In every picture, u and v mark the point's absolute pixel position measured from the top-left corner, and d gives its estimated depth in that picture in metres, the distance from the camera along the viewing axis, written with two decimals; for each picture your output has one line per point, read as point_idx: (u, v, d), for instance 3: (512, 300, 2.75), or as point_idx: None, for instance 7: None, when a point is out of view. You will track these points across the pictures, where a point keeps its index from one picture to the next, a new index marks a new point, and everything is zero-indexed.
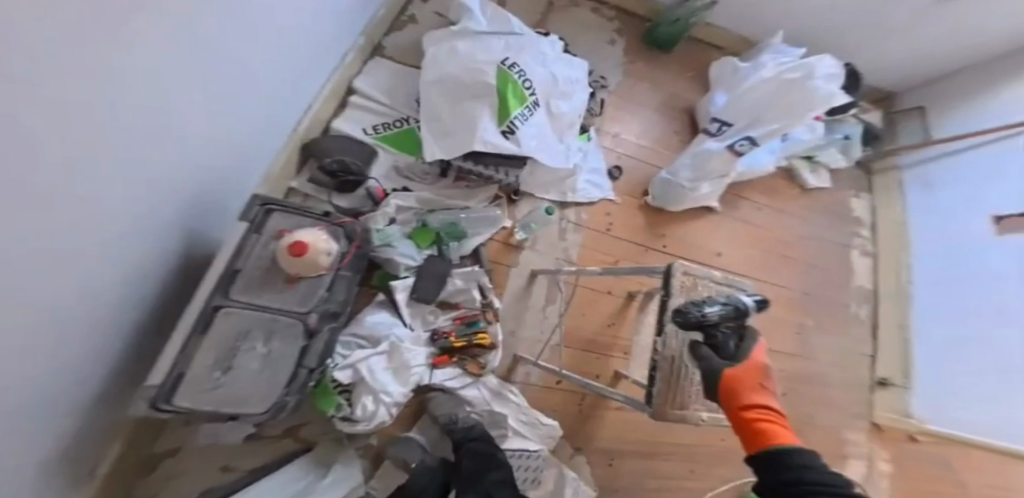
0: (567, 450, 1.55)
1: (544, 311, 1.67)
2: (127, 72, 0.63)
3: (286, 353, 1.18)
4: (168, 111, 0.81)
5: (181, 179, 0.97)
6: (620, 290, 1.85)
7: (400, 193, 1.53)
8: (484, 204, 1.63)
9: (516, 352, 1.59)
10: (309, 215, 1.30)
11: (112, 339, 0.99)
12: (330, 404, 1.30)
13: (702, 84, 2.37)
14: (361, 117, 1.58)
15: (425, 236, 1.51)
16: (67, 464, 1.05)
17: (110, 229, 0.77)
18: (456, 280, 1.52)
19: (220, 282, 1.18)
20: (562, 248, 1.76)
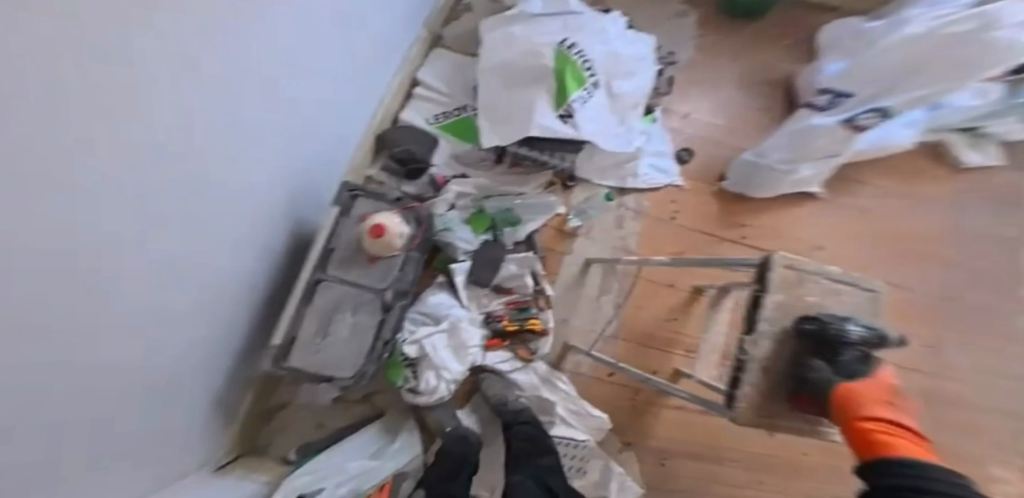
0: (615, 444, 1.52)
1: (598, 301, 1.63)
2: (160, 74, 0.68)
3: (369, 324, 1.31)
4: (210, 109, 0.86)
5: (248, 170, 1.06)
6: (682, 282, 1.74)
7: (459, 180, 1.56)
8: (541, 190, 1.62)
9: (566, 341, 1.57)
10: (387, 201, 1.38)
11: (223, 310, 1.16)
12: (398, 376, 1.37)
13: (790, 56, 2.18)
14: (423, 108, 1.64)
15: (481, 222, 1.53)
16: (210, 408, 1.28)
17: (175, 223, 0.87)
18: (510, 265, 1.52)
19: (319, 259, 1.35)
20: (619, 237, 1.71)
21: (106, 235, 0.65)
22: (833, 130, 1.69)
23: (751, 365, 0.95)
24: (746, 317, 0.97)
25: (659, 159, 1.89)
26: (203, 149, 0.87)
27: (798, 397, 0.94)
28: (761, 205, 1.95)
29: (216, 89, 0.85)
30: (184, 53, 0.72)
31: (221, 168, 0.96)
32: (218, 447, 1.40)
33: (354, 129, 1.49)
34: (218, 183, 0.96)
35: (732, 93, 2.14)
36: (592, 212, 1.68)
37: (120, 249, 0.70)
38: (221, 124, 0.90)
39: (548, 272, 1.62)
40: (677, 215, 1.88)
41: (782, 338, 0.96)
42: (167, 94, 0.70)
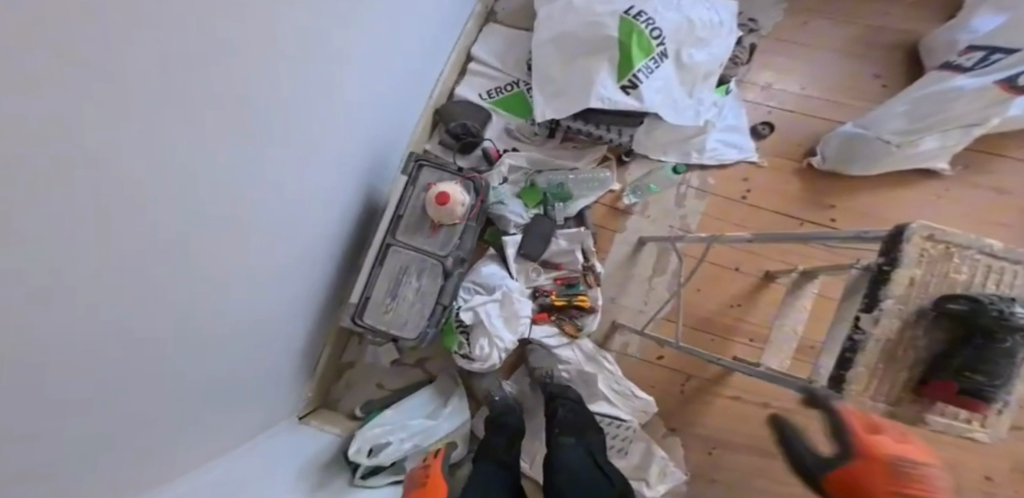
0: (659, 429, 1.48)
1: (652, 282, 1.57)
2: (270, 73, 0.77)
3: (431, 289, 1.39)
4: (310, 101, 0.95)
5: (331, 162, 1.17)
6: (749, 267, 1.67)
7: (512, 154, 1.57)
8: (594, 165, 1.59)
9: (614, 320, 1.56)
10: (449, 171, 1.42)
11: (307, 273, 1.25)
12: (453, 341, 1.45)
13: (896, 21, 1.99)
14: (477, 83, 1.66)
15: (532, 196, 1.54)
16: (292, 361, 1.38)
17: (278, 206, 0.98)
18: (560, 240, 1.52)
19: (389, 225, 1.40)
20: (677, 216, 1.63)
21: (217, 227, 0.76)
22: (982, 92, 1.43)
23: (868, 348, 0.77)
24: (864, 293, 0.78)
25: (729, 134, 1.75)
26: (296, 151, 0.97)
27: (927, 382, 0.75)
28: (844, 188, 1.80)
29: (308, 96, 0.94)
30: (285, 63, 0.81)
31: (310, 165, 1.06)
32: (301, 399, 1.50)
33: (416, 109, 1.55)
34: (307, 179, 1.07)
35: (835, 56, 1.97)
36: (650, 186, 1.62)
37: (226, 239, 0.81)
38: (311, 125, 1.00)
39: (598, 250, 1.59)
40: (749, 193, 1.74)
41: (914, 320, 0.76)
42: (267, 106, 0.80)
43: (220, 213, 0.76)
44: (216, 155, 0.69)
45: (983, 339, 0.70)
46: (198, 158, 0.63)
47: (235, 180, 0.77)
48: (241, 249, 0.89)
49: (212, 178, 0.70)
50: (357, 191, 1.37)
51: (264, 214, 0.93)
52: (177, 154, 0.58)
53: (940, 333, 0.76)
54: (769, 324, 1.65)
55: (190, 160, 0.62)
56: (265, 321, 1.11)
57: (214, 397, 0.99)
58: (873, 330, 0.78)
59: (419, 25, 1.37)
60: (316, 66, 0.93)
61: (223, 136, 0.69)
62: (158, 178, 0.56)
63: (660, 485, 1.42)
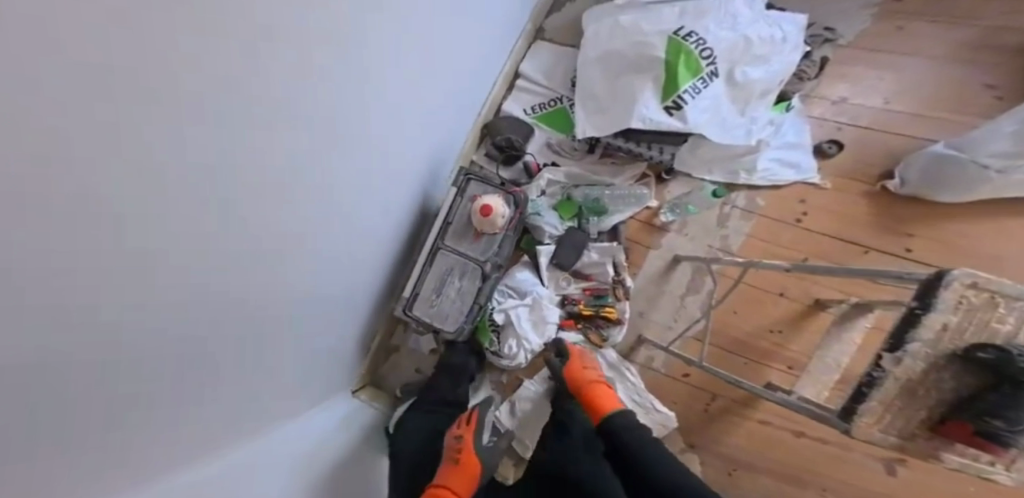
0: (678, 443, 1.54)
1: (683, 300, 1.58)
2: (298, 78, 0.87)
3: (471, 289, 1.51)
4: (346, 104, 1.06)
5: (372, 168, 1.27)
6: (795, 293, 1.62)
7: (551, 168, 1.64)
8: (633, 181, 1.61)
9: (641, 334, 1.59)
10: (494, 184, 1.53)
11: (361, 265, 1.43)
12: (486, 339, 1.57)
13: (1004, 30, 1.78)
14: (524, 98, 1.75)
15: (567, 209, 1.61)
16: (348, 344, 1.58)
17: (320, 200, 1.11)
18: (592, 253, 1.58)
19: (440, 229, 1.54)
20: (717, 235, 1.60)
21: (256, 223, 0.91)
22: None
23: (886, 386, 0.74)
24: (889, 333, 0.70)
25: (787, 152, 1.66)
26: (331, 157, 1.08)
27: (944, 421, 0.75)
28: (923, 214, 1.65)
29: (338, 107, 1.03)
30: (319, 72, 0.93)
31: (348, 170, 1.17)
32: (354, 377, 1.71)
33: (462, 120, 1.65)
34: (345, 182, 1.18)
35: (924, 68, 1.80)
36: (691, 207, 1.61)
37: (267, 234, 0.96)
38: (345, 135, 1.10)
39: (630, 264, 1.61)
40: (803, 216, 1.65)
41: (942, 365, 0.70)
42: (294, 117, 0.90)
43: (257, 210, 0.89)
44: (245, 161, 0.81)
45: (1010, 388, 0.65)
46: (227, 163, 0.76)
47: (269, 183, 0.90)
48: (282, 243, 1.03)
49: (247, 181, 0.83)
50: (405, 192, 1.51)
51: (302, 212, 1.05)
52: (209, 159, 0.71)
53: (969, 378, 0.71)
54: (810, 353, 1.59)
55: (221, 166, 0.75)
56: (321, 305, 1.30)
57: (267, 365, 1.18)
58: (894, 367, 0.73)
59: (462, 27, 1.44)
60: (344, 78, 1.01)
61: (251, 146, 0.81)
62: (197, 180, 0.70)
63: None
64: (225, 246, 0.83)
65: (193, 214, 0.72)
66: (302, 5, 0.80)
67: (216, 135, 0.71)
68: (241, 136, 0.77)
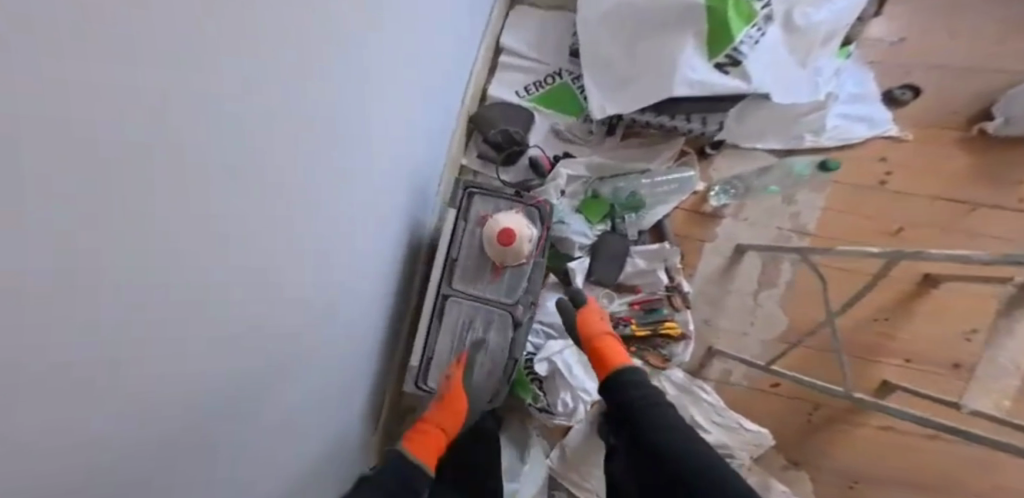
0: (779, 461, 1.36)
1: (757, 298, 1.27)
2: (297, 89, 0.63)
3: (501, 346, 1.08)
4: (349, 116, 0.82)
5: (373, 178, 0.99)
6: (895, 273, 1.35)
7: (566, 162, 1.31)
8: (672, 163, 1.28)
9: (711, 345, 1.27)
10: (505, 196, 1.05)
11: (364, 317, 1.13)
12: (526, 394, 1.19)
13: None
14: (512, 78, 1.40)
15: (596, 208, 1.20)
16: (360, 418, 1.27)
17: (320, 235, 0.82)
18: (637, 259, 1.24)
19: (443, 270, 1.09)
20: (785, 214, 1.29)
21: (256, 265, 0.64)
22: None
23: None
24: None
25: (855, 105, 1.36)
26: (331, 174, 0.81)
27: None
28: None
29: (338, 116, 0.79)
30: (320, 78, 0.69)
31: (348, 191, 0.90)
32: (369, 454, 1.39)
33: (449, 112, 1.29)
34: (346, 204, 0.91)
35: None
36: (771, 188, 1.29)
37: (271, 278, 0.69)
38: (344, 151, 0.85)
39: (685, 265, 1.26)
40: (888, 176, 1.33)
41: None
42: (295, 125, 0.65)
43: (257, 245, 0.63)
44: (249, 170, 0.56)
45: None
46: (226, 175, 0.51)
47: (268, 209, 0.64)
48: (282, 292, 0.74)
49: (249, 200, 0.58)
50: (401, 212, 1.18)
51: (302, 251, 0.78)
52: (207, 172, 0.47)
53: None
54: (923, 339, 1.34)
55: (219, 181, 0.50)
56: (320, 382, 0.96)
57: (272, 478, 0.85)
58: None
59: (460, 20, 1.22)
60: (343, 81, 0.78)
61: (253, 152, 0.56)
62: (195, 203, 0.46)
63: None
64: (223, 302, 0.57)
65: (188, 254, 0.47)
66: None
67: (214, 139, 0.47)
68: (243, 135, 0.52)
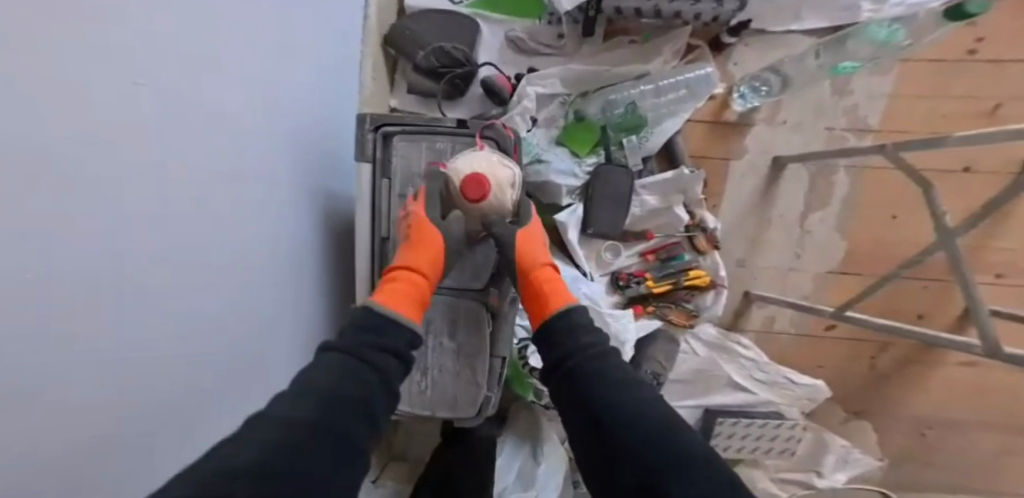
0: (837, 415, 1.21)
1: (805, 223, 0.98)
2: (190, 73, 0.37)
3: (478, 347, 0.77)
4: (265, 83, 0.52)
5: (314, 156, 0.70)
6: (990, 164, 0.99)
7: (534, 79, 0.84)
8: (680, 63, 0.86)
9: (749, 290, 1.01)
10: (441, 129, 0.69)
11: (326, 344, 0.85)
12: (526, 389, 0.91)
13: None
14: None
15: (585, 137, 0.87)
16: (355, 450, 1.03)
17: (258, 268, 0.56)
18: (646, 196, 0.90)
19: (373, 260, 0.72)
20: (837, 109, 0.91)
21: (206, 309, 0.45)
22: None
23: None
24: None
25: None
26: (257, 180, 0.53)
27: None
28: None
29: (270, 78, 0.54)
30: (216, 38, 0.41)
31: (295, 181, 0.65)
32: None
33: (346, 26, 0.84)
34: (294, 204, 0.65)
35: None
36: (847, 64, 0.88)
37: (220, 322, 0.48)
38: (286, 130, 0.60)
39: (706, 194, 0.95)
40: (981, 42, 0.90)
41: None
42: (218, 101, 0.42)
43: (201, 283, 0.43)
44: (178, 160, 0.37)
45: None
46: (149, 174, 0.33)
47: (212, 221, 0.44)
48: (241, 335, 0.53)
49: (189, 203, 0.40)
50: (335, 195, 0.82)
51: (259, 272, 0.56)
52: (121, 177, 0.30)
53: None
54: (1020, 246, 1.07)
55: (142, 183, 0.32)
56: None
57: None
58: None
59: None
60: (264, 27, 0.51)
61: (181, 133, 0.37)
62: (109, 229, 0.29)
63: (842, 474, 1.20)
64: (171, 369, 0.39)
65: (113, 309, 0.30)
66: None
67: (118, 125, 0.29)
68: (163, 104, 0.34)
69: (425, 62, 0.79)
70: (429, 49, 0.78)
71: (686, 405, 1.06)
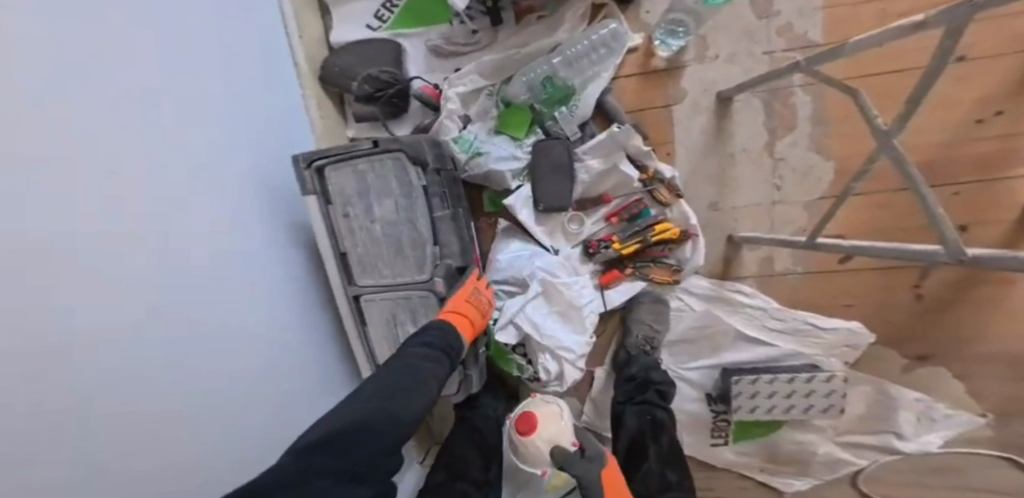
0: (897, 362, 1.02)
1: (774, 151, 0.92)
2: (135, 197, 0.52)
3: None
4: (213, 183, 0.67)
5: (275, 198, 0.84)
6: (979, 50, 0.88)
7: (454, 78, 0.93)
8: (587, 26, 0.91)
9: (733, 232, 0.96)
10: (358, 151, 0.78)
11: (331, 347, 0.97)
12: (510, 366, 0.95)
13: None
14: (356, 10, 0.97)
15: (518, 119, 0.92)
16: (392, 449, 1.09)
17: (234, 292, 0.69)
18: (589, 161, 0.92)
19: (340, 267, 0.83)
20: (770, 31, 0.88)
21: (167, 270, 0.56)
22: None
23: None
24: None
25: None
26: (221, 246, 0.67)
27: None
28: None
29: (217, 95, 0.71)
30: (153, 166, 0.56)
31: (262, 213, 0.79)
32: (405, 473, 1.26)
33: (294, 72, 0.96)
34: (254, 214, 0.77)
35: None
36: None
37: (195, 296, 0.60)
38: (245, 144, 0.76)
39: (653, 146, 0.95)
40: None
41: None
42: (159, 97, 0.58)
43: (164, 241, 0.56)
44: (115, 120, 0.51)
45: None
46: (95, 135, 0.47)
47: (174, 275, 0.57)
48: (218, 318, 0.65)
49: (134, 161, 0.53)
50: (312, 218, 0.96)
51: (225, 263, 0.68)
52: (66, 126, 0.43)
53: None
54: None
55: (86, 139, 0.46)
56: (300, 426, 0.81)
57: None
58: None
59: None
60: (207, 59, 0.69)
61: (105, 126, 0.49)
62: (60, 165, 0.42)
63: (935, 434, 1.01)
64: (142, 310, 0.51)
65: (75, 225, 0.43)
66: (77, 76, 0.46)
67: (60, 89, 0.43)
68: (97, 77, 0.49)
69: (360, 90, 0.92)
70: (360, 78, 0.91)
71: (698, 366, 1.02)
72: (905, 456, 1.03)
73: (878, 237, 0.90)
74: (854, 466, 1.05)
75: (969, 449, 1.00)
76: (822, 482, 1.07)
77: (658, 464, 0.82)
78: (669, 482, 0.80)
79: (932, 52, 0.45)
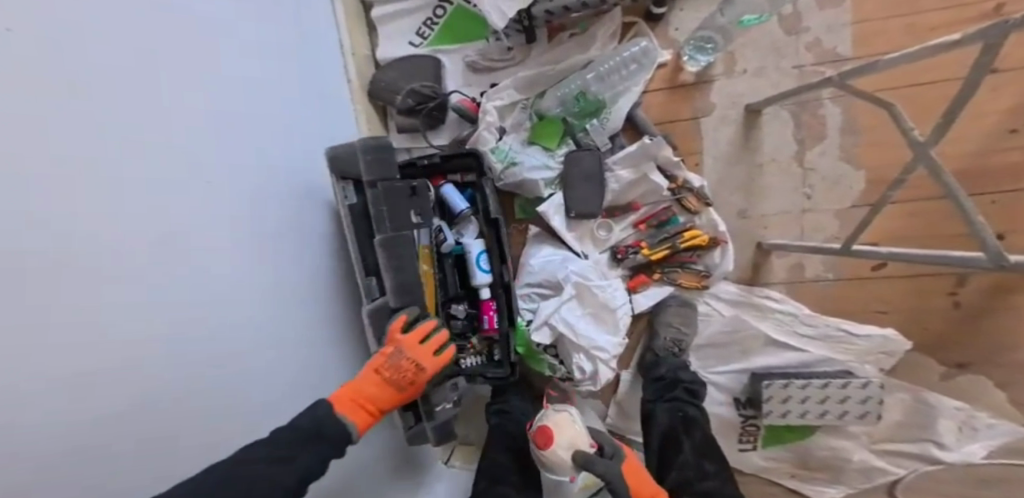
0: (935, 370, 1.00)
1: (804, 160, 0.93)
2: (128, 206, 0.46)
3: None
4: (210, 184, 0.60)
5: (288, 196, 0.79)
6: (1015, 59, 0.88)
7: (491, 92, 0.98)
8: (618, 44, 0.95)
9: (762, 238, 0.98)
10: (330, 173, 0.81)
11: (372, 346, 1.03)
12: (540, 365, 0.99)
13: None
14: (398, 31, 1.04)
15: (550, 131, 0.96)
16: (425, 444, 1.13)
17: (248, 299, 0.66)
18: (619, 171, 0.96)
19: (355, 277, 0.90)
20: (797, 46, 0.90)
21: (170, 280, 0.51)
22: None
23: None
24: None
25: None
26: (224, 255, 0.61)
27: None
28: None
29: (218, 91, 0.63)
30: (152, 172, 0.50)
31: (272, 217, 0.74)
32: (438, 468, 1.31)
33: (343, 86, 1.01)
34: (263, 221, 0.71)
35: None
36: (751, 16, 0.88)
37: (197, 304, 0.55)
38: (248, 145, 0.70)
39: (681, 155, 0.98)
40: None
41: None
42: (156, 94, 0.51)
43: (162, 250, 0.50)
44: (116, 123, 0.45)
45: None
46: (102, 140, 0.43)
47: (179, 286, 0.53)
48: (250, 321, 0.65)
49: (134, 162, 0.47)
50: None
51: (229, 274, 0.62)
52: (63, 128, 0.39)
53: None
54: None
55: (88, 143, 0.42)
56: None
57: None
58: None
59: None
60: (207, 48, 0.62)
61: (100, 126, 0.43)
62: (56, 171, 0.38)
63: (977, 445, 0.99)
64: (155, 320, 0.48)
65: (74, 227, 0.39)
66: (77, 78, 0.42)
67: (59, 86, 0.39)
68: (84, 72, 0.42)
69: (403, 103, 0.99)
70: (403, 92, 0.98)
71: (727, 370, 1.04)
72: (947, 466, 1.00)
73: (910, 244, 0.90)
74: (891, 475, 1.03)
75: (1017, 461, 0.97)
76: (857, 490, 1.05)
77: (694, 456, 0.84)
78: (706, 472, 0.81)
79: (968, 67, 0.47)
